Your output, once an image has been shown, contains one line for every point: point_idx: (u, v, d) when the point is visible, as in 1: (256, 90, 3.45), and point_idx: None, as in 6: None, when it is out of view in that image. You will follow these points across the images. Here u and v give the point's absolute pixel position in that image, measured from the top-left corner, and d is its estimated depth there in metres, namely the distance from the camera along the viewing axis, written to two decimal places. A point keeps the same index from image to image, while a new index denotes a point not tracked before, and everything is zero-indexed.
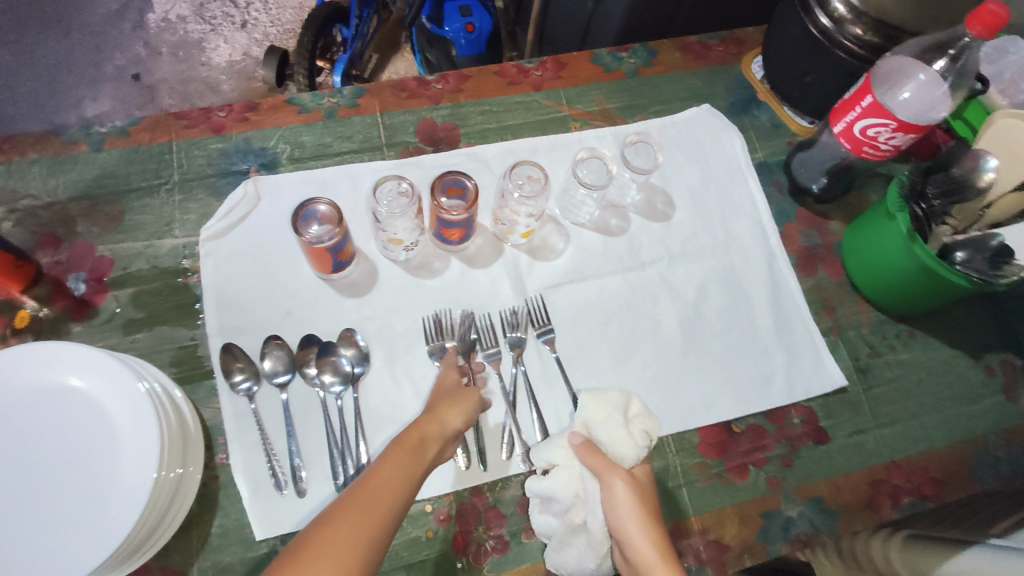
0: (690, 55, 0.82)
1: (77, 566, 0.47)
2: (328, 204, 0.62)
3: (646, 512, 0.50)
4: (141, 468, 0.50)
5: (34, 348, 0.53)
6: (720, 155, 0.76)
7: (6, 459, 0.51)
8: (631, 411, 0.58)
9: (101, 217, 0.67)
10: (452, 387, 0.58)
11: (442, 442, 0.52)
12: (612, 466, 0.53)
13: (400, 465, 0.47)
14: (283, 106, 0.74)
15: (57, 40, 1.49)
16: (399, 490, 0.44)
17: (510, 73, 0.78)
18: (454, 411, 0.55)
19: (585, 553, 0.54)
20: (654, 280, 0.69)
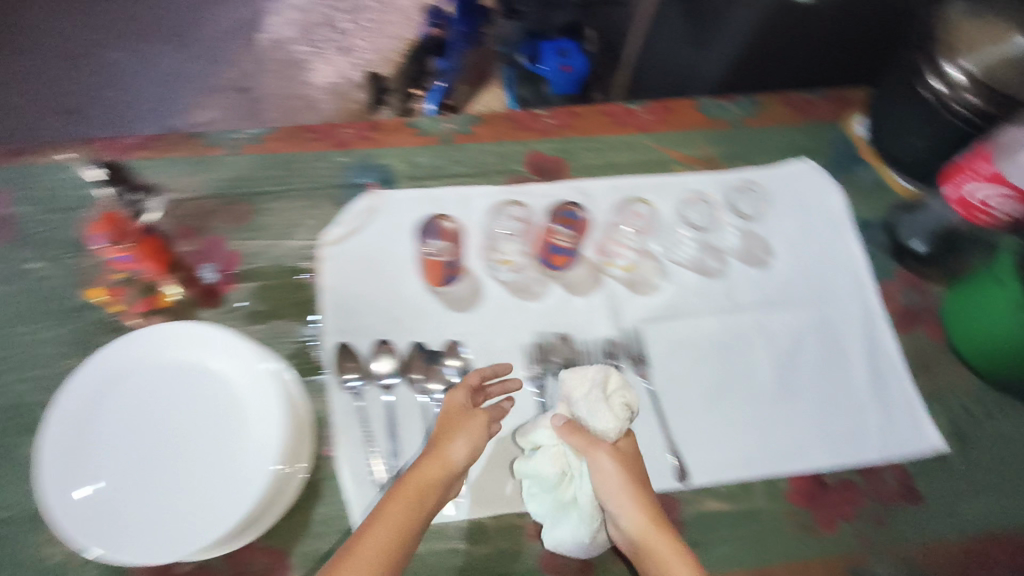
0: (793, 109, 0.84)
1: (206, 532, 0.50)
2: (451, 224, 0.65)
3: (633, 484, 0.55)
4: (268, 450, 0.54)
5: (174, 326, 0.57)
6: (821, 209, 0.78)
7: (141, 426, 0.54)
8: (609, 382, 0.59)
9: (231, 215, 0.72)
10: (460, 413, 0.57)
11: (448, 476, 0.53)
12: (594, 442, 0.57)
13: (394, 525, 0.48)
14: (404, 127, 0.78)
15: (177, 51, 1.61)
16: (387, 551, 0.47)
17: (617, 113, 0.82)
18: (460, 445, 0.54)
19: (579, 528, 0.56)
20: (750, 324, 0.70)
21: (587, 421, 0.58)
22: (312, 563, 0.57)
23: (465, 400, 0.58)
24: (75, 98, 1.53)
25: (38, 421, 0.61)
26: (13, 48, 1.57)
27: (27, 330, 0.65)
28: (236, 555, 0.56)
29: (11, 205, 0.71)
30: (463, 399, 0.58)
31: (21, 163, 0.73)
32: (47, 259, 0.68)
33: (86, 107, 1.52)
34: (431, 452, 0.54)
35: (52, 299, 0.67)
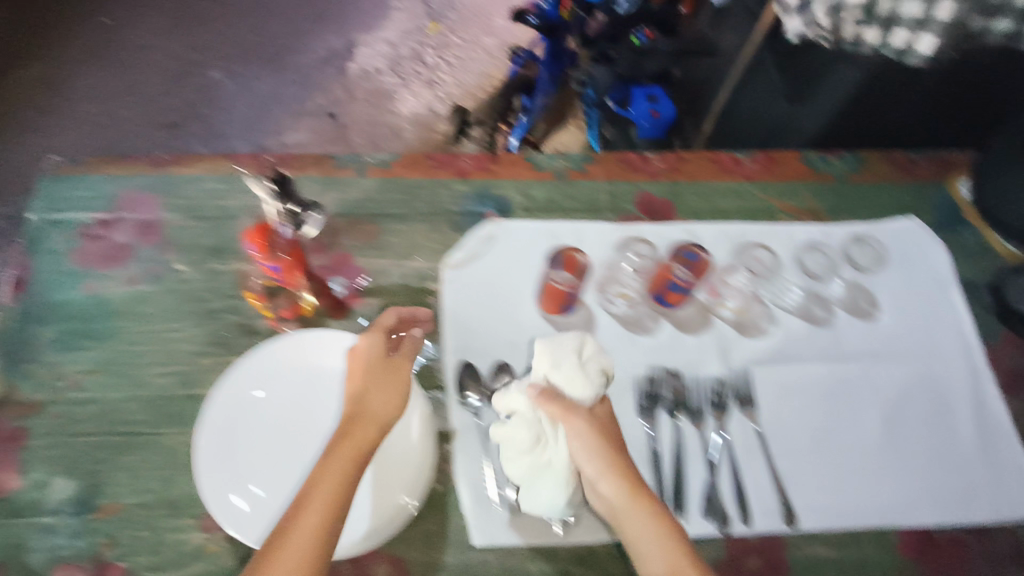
0: (896, 167, 0.86)
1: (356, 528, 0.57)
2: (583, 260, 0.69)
3: (606, 448, 0.56)
4: (404, 467, 0.61)
5: (325, 336, 0.63)
6: (925, 266, 0.79)
7: (292, 424, 0.60)
8: (586, 348, 0.61)
9: (359, 234, 0.76)
10: (381, 364, 0.57)
11: (381, 427, 0.54)
12: (570, 409, 0.57)
13: (334, 483, 0.49)
14: (521, 161, 0.83)
15: (272, 74, 1.70)
16: (332, 506, 0.48)
17: (725, 162, 0.85)
18: (378, 397, 0.56)
19: (556, 491, 0.58)
20: (857, 374, 0.71)
21: (563, 386, 0.59)
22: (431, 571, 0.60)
23: (379, 351, 0.58)
24: (176, 114, 1.63)
25: (179, 414, 0.65)
26: (123, 63, 1.68)
27: (172, 329, 0.69)
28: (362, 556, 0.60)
29: (158, 211, 0.76)
30: (377, 344, 0.59)
31: (166, 172, 0.78)
32: (190, 263, 0.73)
33: (187, 122, 1.62)
34: (359, 410, 0.54)
35: (194, 299, 0.71)
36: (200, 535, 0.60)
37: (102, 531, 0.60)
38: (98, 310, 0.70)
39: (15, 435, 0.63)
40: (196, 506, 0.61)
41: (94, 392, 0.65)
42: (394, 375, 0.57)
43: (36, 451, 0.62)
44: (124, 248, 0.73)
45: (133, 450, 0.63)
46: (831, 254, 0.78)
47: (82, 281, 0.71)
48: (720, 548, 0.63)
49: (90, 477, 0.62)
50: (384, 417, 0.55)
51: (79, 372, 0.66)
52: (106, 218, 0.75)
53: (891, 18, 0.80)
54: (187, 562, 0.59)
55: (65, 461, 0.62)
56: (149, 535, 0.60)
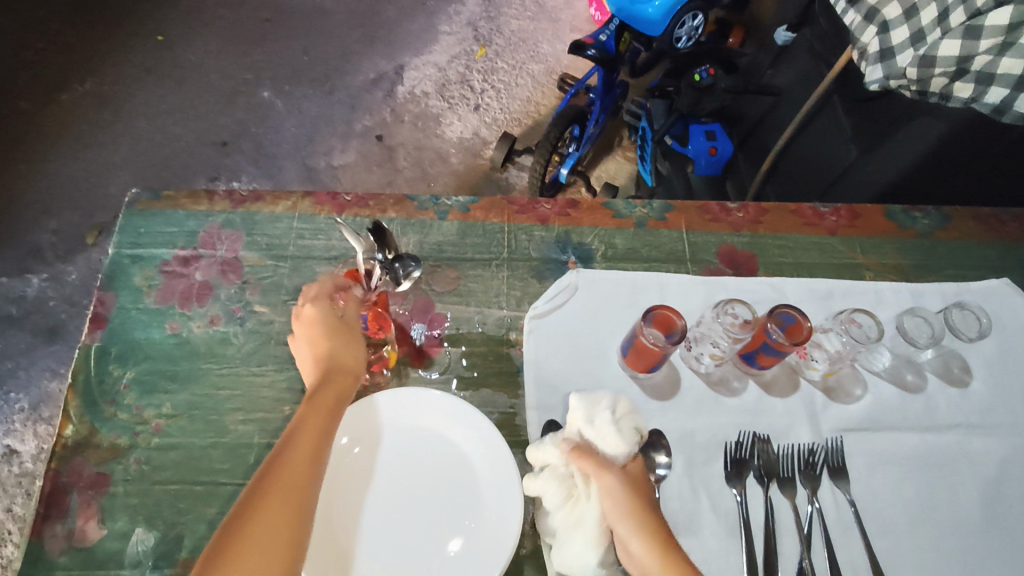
0: (985, 226, 0.83)
1: None
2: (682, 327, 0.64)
3: (636, 504, 0.55)
4: (494, 530, 0.55)
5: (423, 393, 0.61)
6: (1021, 331, 0.76)
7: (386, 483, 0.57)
8: (622, 405, 0.61)
9: (441, 279, 0.75)
10: (338, 323, 0.63)
11: (356, 376, 0.62)
12: (604, 465, 0.58)
13: (319, 418, 0.56)
14: (600, 208, 0.82)
15: (321, 95, 1.70)
16: (320, 437, 0.55)
17: (806, 214, 0.83)
18: (346, 350, 0.62)
19: (585, 549, 0.56)
20: (952, 446, 0.69)
21: (598, 443, 0.59)
22: None
23: (333, 311, 0.64)
24: (227, 132, 1.63)
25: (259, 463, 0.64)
26: (176, 80, 1.69)
27: (254, 373, 0.69)
28: None
29: (239, 247, 0.76)
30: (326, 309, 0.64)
31: (245, 209, 0.79)
32: (271, 305, 0.73)
33: (237, 140, 1.63)
34: (329, 361, 0.61)
35: (274, 342, 0.71)
36: None
37: None
38: (179, 351, 0.70)
39: (98, 480, 0.62)
40: None
41: (175, 438, 0.65)
42: (351, 332, 0.64)
43: (117, 498, 0.62)
44: (206, 287, 0.73)
45: (214, 500, 0.62)
46: (931, 318, 0.72)
47: (165, 321, 0.71)
48: None
49: (170, 528, 0.61)
50: (354, 365, 0.62)
51: (159, 417, 0.66)
52: (188, 255, 0.75)
53: (988, 74, 0.76)
54: None
55: (146, 510, 0.61)
56: None
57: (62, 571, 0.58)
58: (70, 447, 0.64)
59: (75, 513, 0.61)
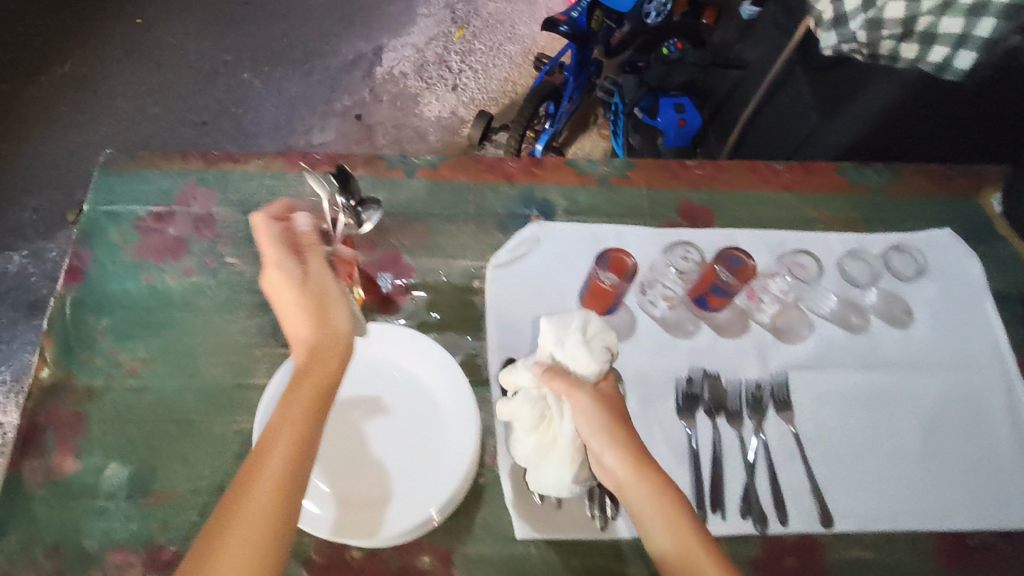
0: (935, 181, 0.86)
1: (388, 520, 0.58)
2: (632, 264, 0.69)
3: (609, 421, 0.58)
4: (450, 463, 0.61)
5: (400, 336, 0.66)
6: (960, 275, 0.80)
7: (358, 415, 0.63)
8: (592, 325, 0.61)
9: (410, 233, 0.78)
10: (314, 293, 0.57)
11: (343, 355, 0.57)
12: (576, 384, 0.60)
13: (299, 419, 0.52)
14: (564, 167, 0.83)
15: (300, 76, 1.72)
16: (298, 440, 0.51)
17: (762, 170, 0.85)
18: (330, 325, 0.57)
19: (561, 468, 0.60)
20: (894, 381, 0.72)
21: (569, 363, 0.60)
22: (473, 564, 0.62)
23: (305, 280, 0.57)
24: (207, 112, 1.65)
25: (231, 402, 0.67)
26: (156, 62, 1.71)
27: (226, 320, 0.71)
28: (404, 547, 0.62)
29: (212, 204, 0.78)
30: (287, 278, 0.57)
31: (219, 168, 0.81)
32: (243, 257, 0.75)
33: (217, 120, 1.64)
34: (312, 341, 0.56)
35: (246, 292, 0.73)
36: None
37: (157, 515, 0.62)
38: (154, 301, 0.72)
39: (75, 420, 0.65)
40: None
41: (149, 380, 0.68)
42: (331, 300, 0.58)
43: (92, 435, 0.64)
44: (179, 242, 0.76)
45: (187, 438, 0.65)
46: (871, 260, 0.79)
47: (140, 273, 0.74)
48: (757, 547, 0.64)
49: (144, 463, 0.64)
50: (342, 340, 0.57)
51: (134, 361, 0.69)
52: (161, 212, 0.78)
53: (931, 34, 0.81)
54: None
55: (121, 447, 0.64)
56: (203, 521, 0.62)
57: (40, 502, 0.61)
58: (47, 388, 0.66)
59: (52, 449, 0.63)
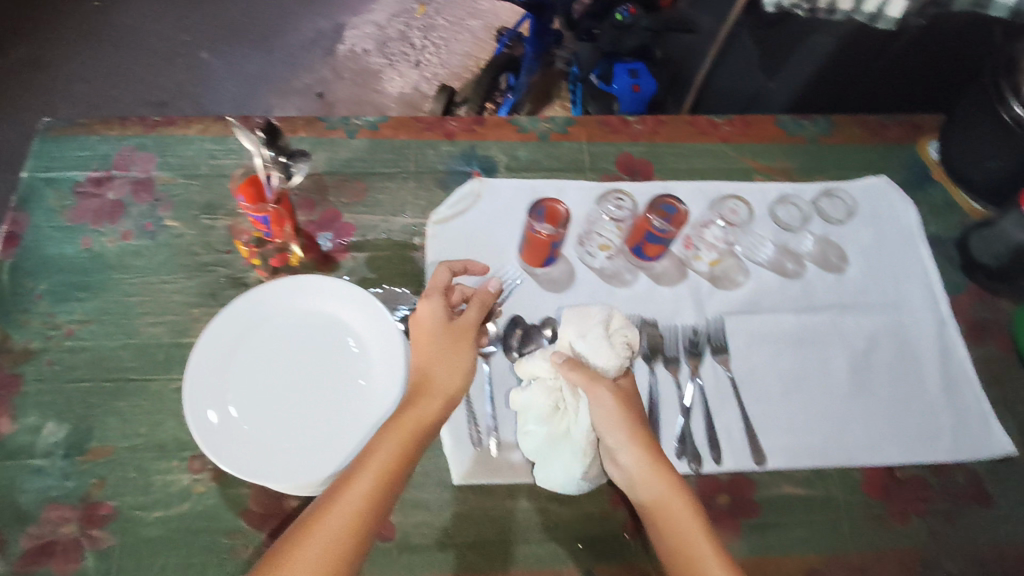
0: (868, 130, 0.88)
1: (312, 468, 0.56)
2: (562, 210, 0.70)
3: (628, 419, 0.60)
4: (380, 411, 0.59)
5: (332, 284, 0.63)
6: (895, 222, 0.81)
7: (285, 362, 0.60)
8: (613, 323, 0.65)
9: (349, 190, 0.78)
10: (443, 331, 0.59)
11: (446, 401, 0.57)
12: (596, 377, 0.62)
13: (395, 448, 0.52)
14: (505, 124, 0.84)
15: (260, 55, 1.71)
16: (395, 465, 0.52)
17: (701, 124, 0.87)
18: (447, 368, 0.58)
19: (573, 462, 0.61)
20: (826, 323, 0.74)
21: (590, 357, 0.63)
22: (411, 509, 0.62)
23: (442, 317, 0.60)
24: (166, 93, 1.63)
25: (169, 361, 0.67)
26: (113, 44, 1.68)
27: (164, 281, 0.71)
28: None
29: (152, 168, 0.78)
30: (439, 312, 0.60)
31: (157, 132, 0.80)
32: (182, 220, 0.75)
33: (176, 101, 1.63)
34: (427, 377, 0.57)
35: (184, 253, 0.73)
36: (188, 476, 0.63)
37: (93, 472, 0.62)
38: (92, 264, 0.72)
39: (10, 382, 0.65)
40: (184, 449, 0.64)
41: (86, 341, 0.68)
42: (456, 344, 0.59)
43: (29, 396, 0.65)
44: (117, 205, 0.75)
45: (125, 396, 0.65)
46: (802, 206, 0.81)
47: (78, 237, 0.73)
48: (692, 485, 0.65)
49: (81, 422, 0.64)
50: (450, 389, 0.57)
51: (72, 323, 0.68)
52: (100, 176, 0.77)
53: None
54: (177, 501, 0.62)
55: (57, 407, 0.64)
56: (140, 476, 0.62)
57: None
58: None
59: None
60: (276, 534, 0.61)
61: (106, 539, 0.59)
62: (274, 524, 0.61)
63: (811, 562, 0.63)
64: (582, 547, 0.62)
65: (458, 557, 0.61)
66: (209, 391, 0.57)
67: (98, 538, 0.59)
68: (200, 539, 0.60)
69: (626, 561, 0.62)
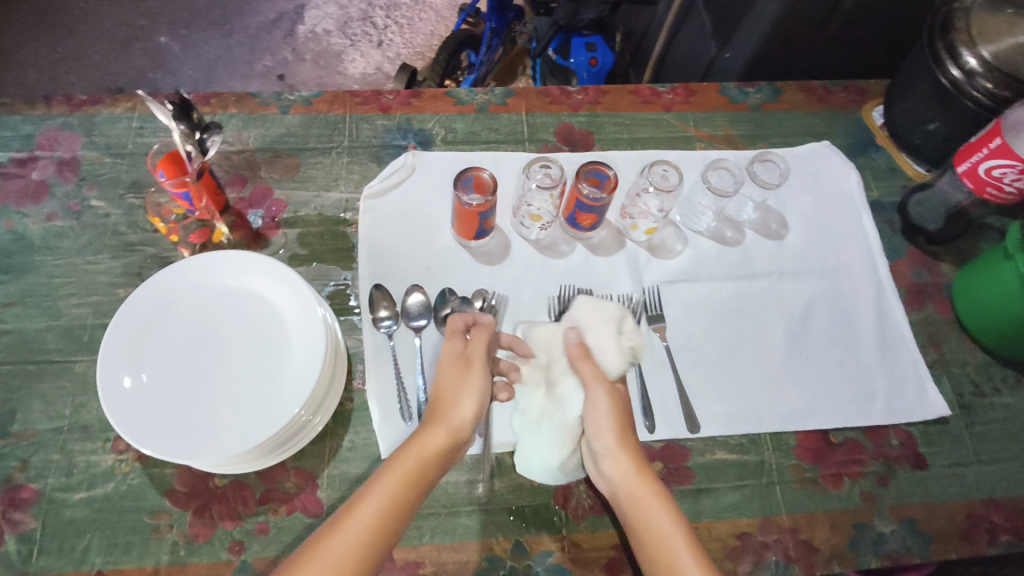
0: (813, 97, 0.87)
1: (218, 444, 0.54)
2: (488, 175, 0.68)
3: (619, 424, 0.58)
4: (294, 389, 0.57)
5: (261, 262, 0.62)
6: (837, 188, 0.81)
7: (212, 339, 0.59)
8: (626, 325, 0.65)
9: (281, 167, 0.77)
10: (455, 366, 0.58)
11: (454, 434, 0.55)
12: (597, 376, 0.60)
13: (394, 486, 0.50)
14: (442, 97, 0.83)
15: (219, 38, 1.67)
16: (396, 502, 0.50)
17: (644, 93, 0.85)
18: (462, 403, 0.56)
19: (551, 448, 0.60)
20: (764, 290, 0.74)
21: (597, 350, 0.62)
22: (339, 484, 0.62)
23: (459, 347, 0.60)
24: (123, 78, 1.61)
25: (92, 341, 0.66)
26: (68, 29, 1.65)
27: (89, 261, 0.70)
28: (269, 472, 0.62)
29: (78, 147, 0.76)
30: (457, 350, 0.60)
31: (83, 112, 0.78)
32: (108, 200, 0.74)
33: (133, 86, 1.60)
34: (440, 409, 0.56)
35: (111, 234, 0.72)
36: (112, 457, 0.61)
37: (15, 454, 0.61)
38: (16, 246, 0.71)
39: None
40: (107, 430, 0.62)
41: (7, 324, 0.66)
42: (469, 373, 0.58)
43: None
44: (41, 186, 0.74)
45: (48, 377, 0.64)
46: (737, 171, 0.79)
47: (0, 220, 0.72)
48: None
49: (3, 404, 0.63)
50: (459, 420, 0.55)
51: None
52: (25, 157, 0.75)
53: None
54: (100, 482, 0.60)
55: None
56: (61, 457, 0.61)
57: None
58: None
59: None
60: (202, 513, 0.60)
61: (27, 521, 0.58)
62: (200, 502, 0.60)
63: (743, 526, 0.63)
64: (513, 519, 0.62)
65: None
66: (126, 360, 0.56)
67: (19, 521, 0.58)
68: (124, 520, 0.59)
69: (555, 531, 0.62)
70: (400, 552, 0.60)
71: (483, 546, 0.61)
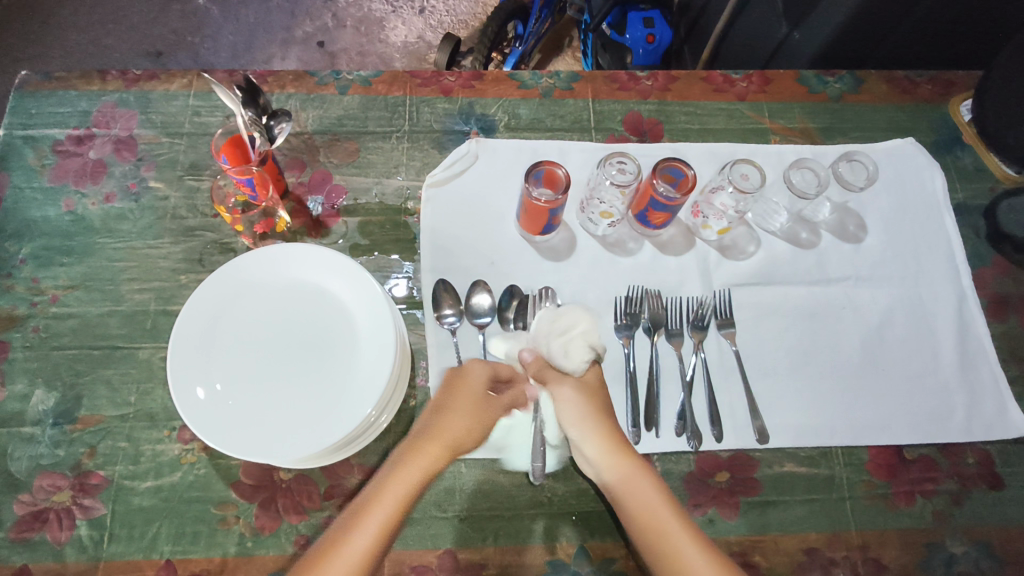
0: (897, 88, 0.82)
1: (288, 446, 0.53)
2: (562, 170, 0.65)
3: (598, 420, 0.59)
4: (365, 387, 0.56)
5: (327, 253, 0.61)
6: (919, 189, 0.77)
7: (279, 334, 0.58)
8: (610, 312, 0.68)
9: (340, 151, 0.74)
10: (476, 393, 0.61)
11: (450, 454, 0.58)
12: (562, 378, 0.61)
13: (390, 510, 0.53)
14: (506, 80, 0.79)
15: (259, 2, 1.63)
16: (388, 523, 0.53)
17: (716, 80, 0.81)
18: (459, 423, 0.59)
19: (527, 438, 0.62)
20: (839, 296, 0.71)
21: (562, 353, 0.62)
22: None
23: (476, 387, 0.61)
24: (162, 42, 1.58)
25: (156, 328, 0.66)
26: None
27: (151, 245, 0.69)
28: (332, 467, 0.62)
29: (134, 125, 0.75)
30: (485, 377, 0.62)
31: (138, 88, 0.76)
32: (166, 181, 0.72)
33: (173, 50, 1.58)
34: (444, 421, 0.59)
35: (171, 217, 0.71)
36: (178, 446, 0.61)
37: (83, 440, 0.61)
38: (76, 227, 0.70)
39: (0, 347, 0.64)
40: (173, 419, 0.62)
41: (71, 307, 0.66)
42: (483, 406, 0.60)
43: (17, 363, 0.64)
44: (100, 165, 0.73)
45: (112, 363, 0.64)
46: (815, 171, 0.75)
47: (59, 199, 0.71)
48: (692, 462, 0.63)
49: (69, 390, 0.63)
50: (456, 442, 0.59)
51: (56, 289, 0.67)
52: (81, 134, 0.74)
53: None
54: (168, 471, 0.61)
55: (45, 373, 0.64)
56: (128, 445, 0.61)
57: None
58: None
59: None
60: (268, 505, 0.60)
61: (97, 507, 0.59)
62: (265, 495, 0.60)
63: (811, 541, 0.61)
64: (575, 523, 0.61)
65: (450, 530, 0.60)
66: (193, 363, 0.55)
67: (89, 506, 0.59)
68: (191, 510, 0.59)
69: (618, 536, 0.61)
70: (466, 552, 0.59)
71: (547, 550, 0.60)
